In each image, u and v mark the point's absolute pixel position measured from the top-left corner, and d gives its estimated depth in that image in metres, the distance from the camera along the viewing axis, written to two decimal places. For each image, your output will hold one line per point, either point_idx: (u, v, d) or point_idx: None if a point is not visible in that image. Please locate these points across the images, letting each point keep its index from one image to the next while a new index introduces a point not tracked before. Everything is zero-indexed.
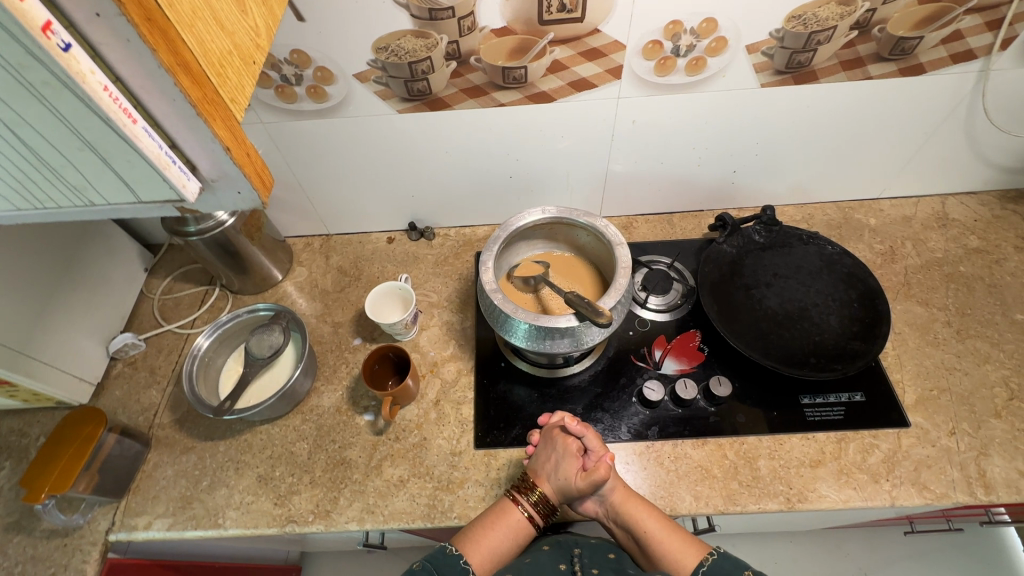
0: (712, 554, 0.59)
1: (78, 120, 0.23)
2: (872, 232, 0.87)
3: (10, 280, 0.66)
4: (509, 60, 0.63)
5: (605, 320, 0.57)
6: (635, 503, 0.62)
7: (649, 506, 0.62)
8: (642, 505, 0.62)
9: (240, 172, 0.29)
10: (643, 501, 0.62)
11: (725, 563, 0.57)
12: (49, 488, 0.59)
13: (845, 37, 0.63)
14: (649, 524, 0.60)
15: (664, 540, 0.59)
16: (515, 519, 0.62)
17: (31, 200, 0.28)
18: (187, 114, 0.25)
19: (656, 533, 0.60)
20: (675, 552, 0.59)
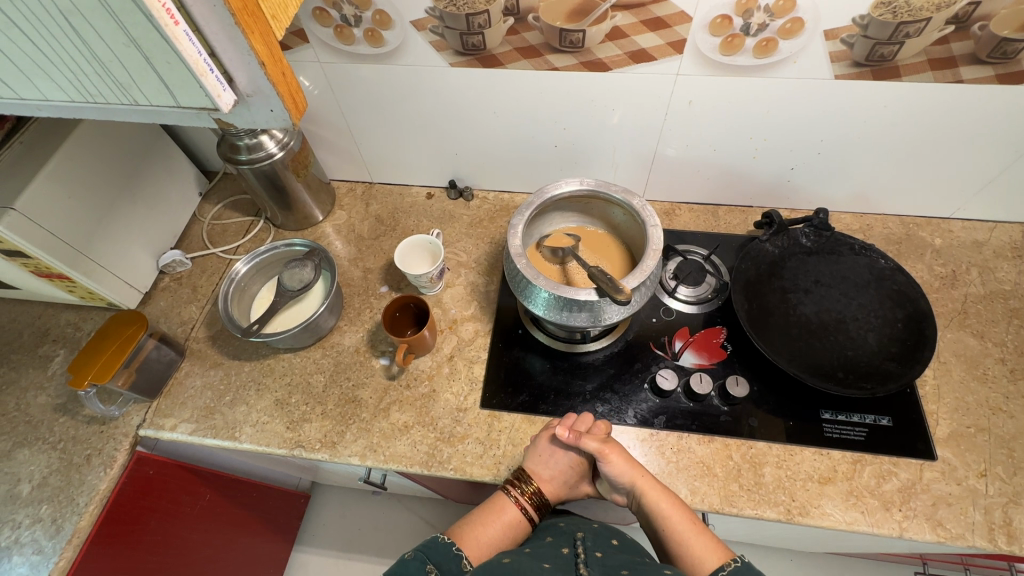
0: (735, 560, 0.53)
1: (125, 16, 0.24)
2: (934, 252, 0.81)
3: (81, 185, 0.71)
4: (569, 21, 0.61)
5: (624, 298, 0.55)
6: (662, 493, 0.59)
7: (676, 503, 0.59)
8: (667, 498, 0.59)
9: (273, 90, 0.30)
10: (662, 500, 0.59)
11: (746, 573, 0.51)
12: (92, 378, 0.65)
13: (939, 32, 0.57)
14: (675, 518, 0.57)
15: (688, 535, 0.56)
16: (510, 515, 0.63)
17: (82, 93, 0.29)
18: (226, 22, 0.26)
19: (681, 526, 0.57)
20: (694, 555, 0.55)
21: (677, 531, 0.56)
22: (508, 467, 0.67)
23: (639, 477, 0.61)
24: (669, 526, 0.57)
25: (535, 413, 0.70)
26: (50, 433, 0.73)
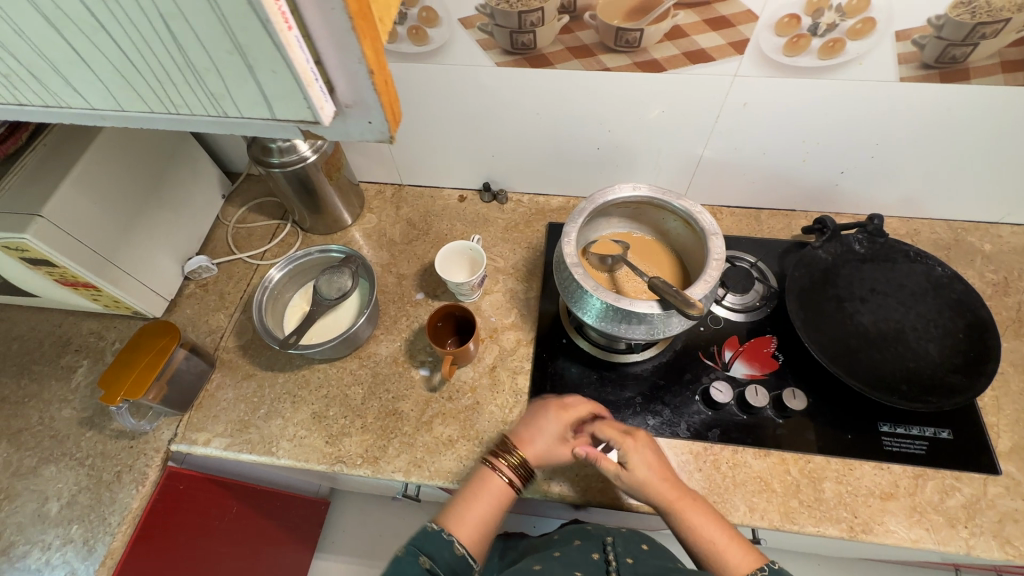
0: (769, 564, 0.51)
1: (236, 21, 0.22)
2: (984, 258, 0.79)
3: (108, 190, 0.68)
4: (626, 21, 0.58)
5: (695, 313, 0.53)
6: (686, 499, 0.57)
7: (702, 508, 0.56)
8: (692, 501, 0.56)
9: (377, 100, 0.27)
10: (691, 502, 0.56)
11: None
12: (125, 393, 0.62)
13: (1016, 33, 0.55)
14: (702, 522, 0.55)
15: (717, 541, 0.54)
16: (495, 486, 0.59)
17: (165, 103, 0.26)
18: (341, 28, 0.23)
19: (711, 530, 0.54)
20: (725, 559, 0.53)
21: (706, 539, 0.54)
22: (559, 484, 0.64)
23: (661, 483, 0.57)
24: (697, 530, 0.54)
25: None
26: (77, 448, 0.70)
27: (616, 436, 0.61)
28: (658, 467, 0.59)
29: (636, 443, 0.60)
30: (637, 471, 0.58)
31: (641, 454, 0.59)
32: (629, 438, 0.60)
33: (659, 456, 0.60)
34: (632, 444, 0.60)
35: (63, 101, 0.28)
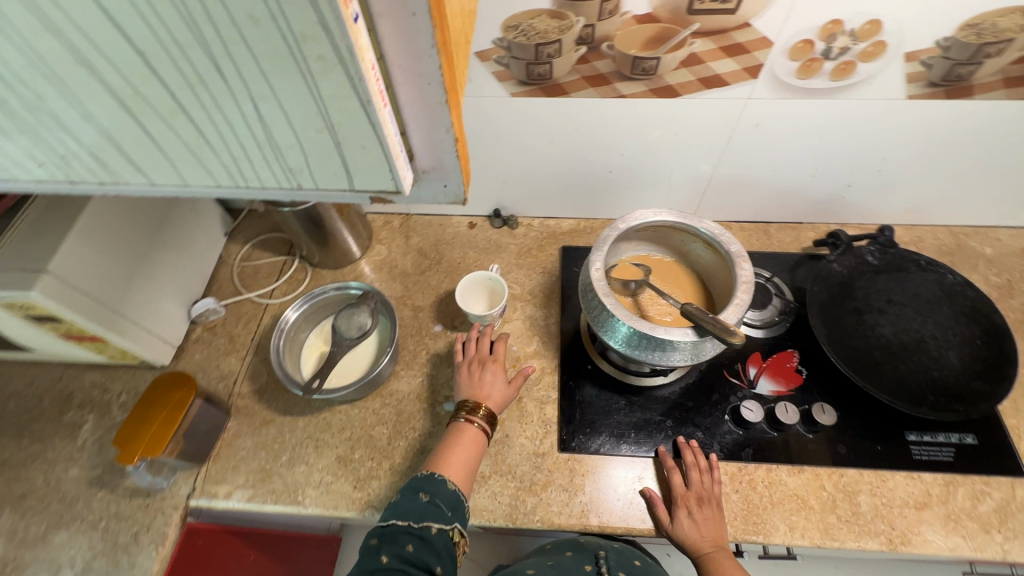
0: None
1: (334, 102, 0.21)
2: (987, 262, 0.81)
3: (114, 239, 0.65)
4: (644, 49, 0.59)
5: (734, 341, 0.53)
6: (723, 558, 0.58)
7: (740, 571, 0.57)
8: (728, 562, 0.58)
9: (458, 166, 0.26)
10: (728, 567, 0.57)
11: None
12: (143, 452, 0.59)
13: (1019, 51, 0.57)
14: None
15: None
16: (471, 435, 0.61)
17: (236, 176, 0.25)
18: (434, 100, 0.22)
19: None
20: None
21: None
22: (597, 515, 0.63)
23: (702, 546, 0.59)
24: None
25: (617, 454, 0.67)
26: (88, 511, 0.66)
27: (680, 491, 0.62)
28: (708, 530, 0.60)
29: (694, 504, 0.61)
30: (680, 533, 0.60)
31: (695, 521, 0.60)
32: (691, 499, 0.61)
33: (716, 516, 0.61)
34: (689, 505, 0.60)
35: (125, 175, 0.27)
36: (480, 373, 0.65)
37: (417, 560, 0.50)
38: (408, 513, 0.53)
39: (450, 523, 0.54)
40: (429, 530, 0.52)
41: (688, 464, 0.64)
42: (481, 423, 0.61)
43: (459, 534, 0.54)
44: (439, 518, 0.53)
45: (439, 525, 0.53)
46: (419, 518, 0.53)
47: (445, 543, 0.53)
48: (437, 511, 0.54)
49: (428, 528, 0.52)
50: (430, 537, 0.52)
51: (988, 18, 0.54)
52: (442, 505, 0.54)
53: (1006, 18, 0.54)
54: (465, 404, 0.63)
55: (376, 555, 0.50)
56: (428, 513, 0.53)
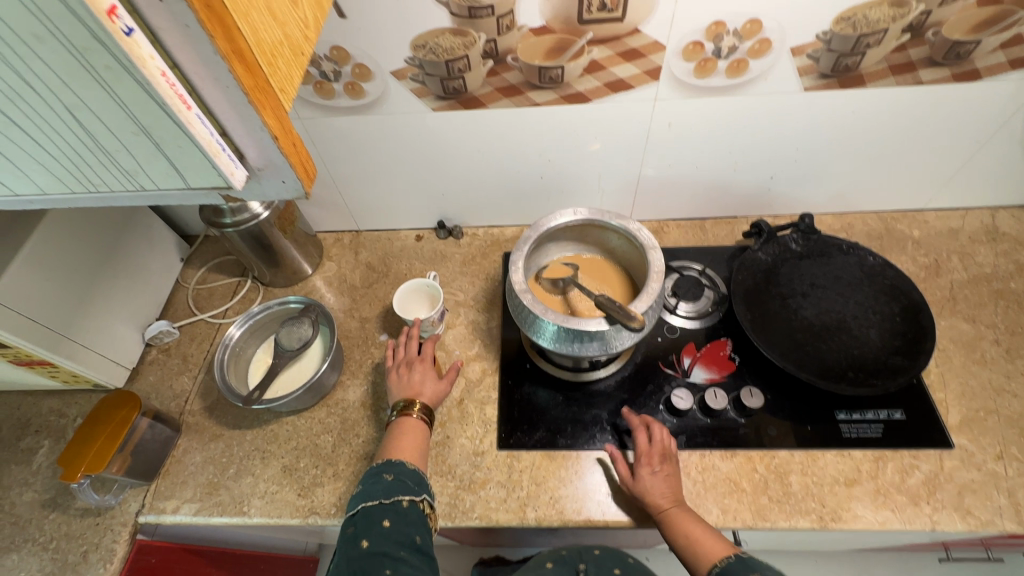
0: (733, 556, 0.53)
1: (135, 105, 0.24)
2: (915, 243, 0.84)
3: (60, 265, 0.68)
4: (547, 59, 0.63)
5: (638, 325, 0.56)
6: (684, 511, 0.58)
7: (704, 525, 0.57)
8: (691, 514, 0.58)
9: (286, 162, 0.29)
10: (689, 514, 0.58)
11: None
12: (85, 468, 0.61)
13: (897, 40, 0.61)
14: (698, 533, 0.55)
15: (702, 549, 0.54)
16: (412, 425, 0.62)
17: (85, 181, 0.29)
18: (238, 101, 0.26)
19: (701, 543, 0.55)
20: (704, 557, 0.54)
21: (692, 552, 0.55)
22: (534, 508, 0.65)
23: (664, 500, 0.59)
24: (688, 536, 0.56)
25: (555, 448, 0.69)
26: (40, 533, 0.68)
27: (642, 448, 0.63)
28: (669, 486, 0.60)
29: (654, 461, 0.62)
30: (642, 488, 0.60)
31: (657, 476, 0.61)
32: (653, 457, 0.62)
33: (674, 472, 0.62)
34: (651, 462, 0.62)
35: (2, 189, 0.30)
36: (408, 375, 0.66)
37: (397, 534, 0.50)
38: (376, 493, 0.52)
39: (420, 495, 0.54)
40: (402, 504, 0.52)
41: (651, 424, 0.66)
42: (418, 414, 0.63)
43: (430, 505, 0.54)
44: (408, 491, 0.53)
45: (409, 497, 0.53)
46: (388, 495, 0.52)
47: (419, 514, 0.53)
48: (404, 487, 0.53)
49: (400, 503, 0.52)
50: (403, 511, 0.52)
51: (858, 11, 0.57)
52: (408, 481, 0.54)
53: (876, 10, 0.57)
54: (400, 404, 0.64)
55: (355, 541, 0.49)
56: (396, 489, 0.53)
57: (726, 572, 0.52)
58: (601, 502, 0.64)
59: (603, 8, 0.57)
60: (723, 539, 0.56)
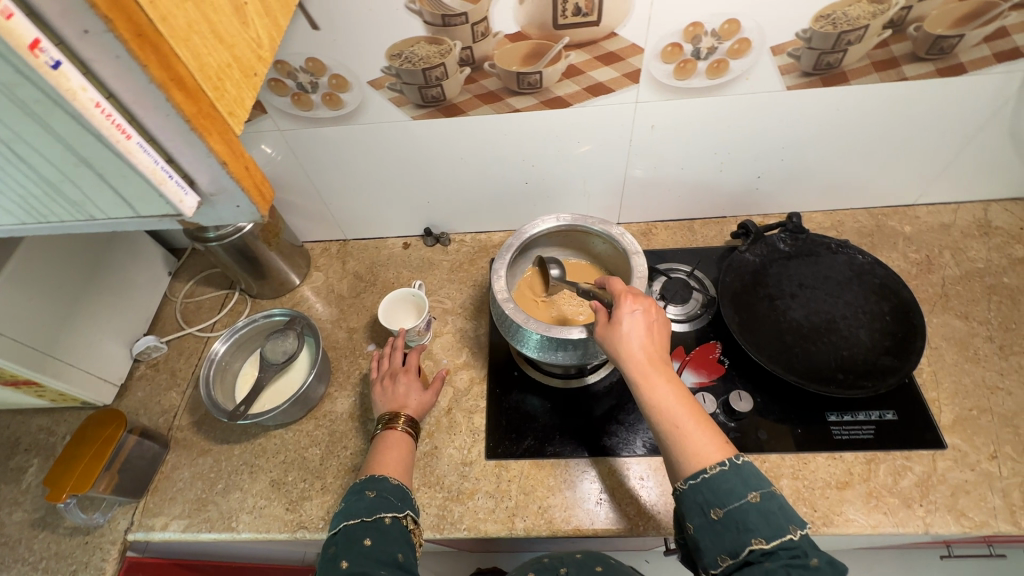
0: (721, 465, 0.44)
1: (72, 137, 0.23)
2: (906, 240, 0.83)
3: (44, 284, 0.68)
4: (524, 65, 0.62)
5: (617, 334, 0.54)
6: (672, 390, 0.48)
7: (693, 408, 0.48)
8: (679, 391, 0.49)
9: (238, 186, 0.29)
10: (667, 374, 0.49)
11: (691, 496, 0.44)
12: (71, 488, 0.61)
13: (878, 36, 0.60)
14: (689, 425, 0.46)
15: (686, 427, 0.46)
16: (396, 438, 0.62)
17: (35, 213, 0.28)
18: (181, 129, 0.25)
19: (690, 434, 0.46)
20: (693, 443, 0.46)
21: (675, 416, 0.47)
22: (522, 518, 0.64)
23: (646, 347, 0.51)
24: (676, 425, 0.47)
25: (543, 456, 0.68)
26: (29, 553, 0.67)
27: (620, 289, 0.55)
28: (653, 338, 0.52)
29: (636, 301, 0.53)
30: (620, 332, 0.52)
31: (637, 319, 0.52)
32: (632, 297, 0.54)
33: (663, 353, 0.52)
34: (630, 302, 0.53)
35: None
36: (393, 386, 0.66)
37: (378, 553, 0.49)
38: (358, 511, 0.52)
39: (403, 511, 0.53)
40: (384, 522, 0.51)
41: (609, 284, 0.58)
42: (403, 427, 0.62)
43: (413, 520, 0.54)
44: (391, 508, 0.53)
45: (392, 514, 0.52)
46: (371, 512, 0.52)
47: (402, 530, 0.52)
48: (387, 503, 0.53)
49: (382, 520, 0.51)
50: (386, 529, 0.51)
51: (837, 8, 0.56)
52: (391, 497, 0.54)
53: (855, 7, 0.57)
54: (385, 416, 0.64)
55: (334, 562, 0.48)
56: (379, 505, 0.52)
57: (709, 479, 0.44)
58: (590, 510, 0.64)
59: (578, 12, 0.56)
60: (721, 437, 0.47)
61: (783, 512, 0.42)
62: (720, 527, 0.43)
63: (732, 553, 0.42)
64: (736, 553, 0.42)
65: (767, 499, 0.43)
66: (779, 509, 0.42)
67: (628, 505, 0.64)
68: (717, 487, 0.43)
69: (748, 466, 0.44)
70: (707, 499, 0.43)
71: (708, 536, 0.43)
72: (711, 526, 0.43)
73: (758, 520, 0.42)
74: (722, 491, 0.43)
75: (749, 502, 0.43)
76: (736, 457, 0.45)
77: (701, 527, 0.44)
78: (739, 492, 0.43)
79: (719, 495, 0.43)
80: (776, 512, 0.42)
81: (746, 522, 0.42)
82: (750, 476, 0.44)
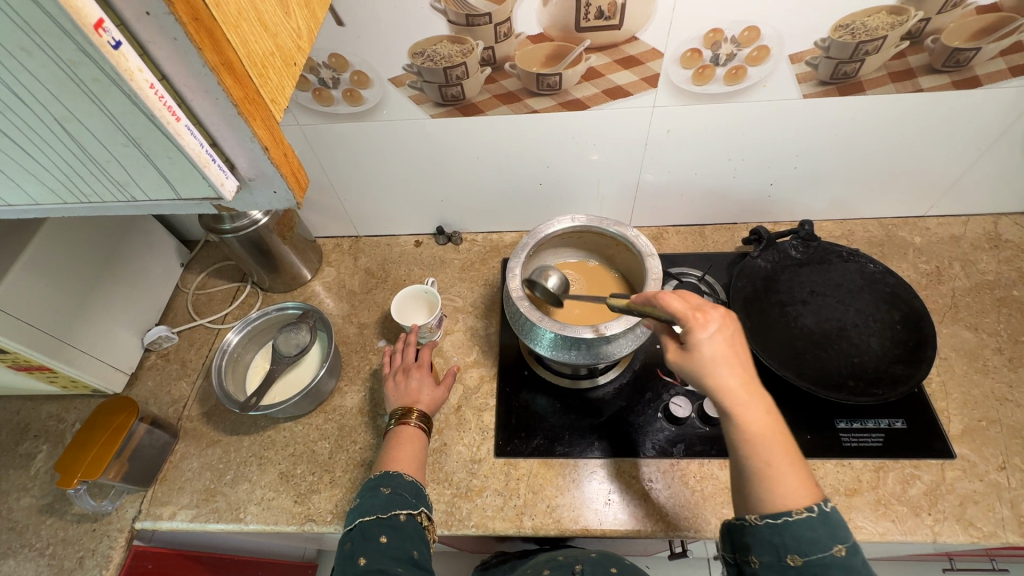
0: (812, 511, 0.41)
1: (124, 116, 0.24)
2: (916, 250, 0.84)
3: (62, 270, 0.68)
4: (545, 66, 0.63)
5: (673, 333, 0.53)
6: (764, 418, 0.45)
7: (786, 441, 0.44)
8: (770, 423, 0.45)
9: (277, 172, 0.29)
10: (758, 401, 0.46)
11: (767, 536, 0.42)
12: (82, 474, 0.60)
13: (895, 48, 0.61)
14: (781, 463, 0.43)
15: (779, 464, 0.43)
16: (409, 434, 0.62)
17: (78, 191, 0.29)
18: (228, 113, 0.25)
19: (780, 475, 0.43)
20: (785, 483, 0.42)
21: (767, 452, 0.43)
22: (530, 516, 0.64)
23: (733, 371, 0.46)
24: (767, 464, 0.43)
25: (552, 455, 0.69)
26: (36, 538, 0.67)
27: (684, 309, 0.50)
28: (737, 357, 0.48)
29: (710, 320, 0.48)
30: (702, 360, 0.47)
31: (717, 337, 0.48)
32: (702, 315, 0.49)
33: (752, 373, 0.47)
34: (702, 322, 0.48)
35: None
36: (405, 382, 0.66)
37: (395, 550, 0.49)
38: (373, 508, 0.52)
39: (417, 508, 0.53)
40: (399, 519, 0.51)
41: (666, 294, 0.52)
42: (416, 422, 0.63)
43: (427, 517, 0.54)
44: (405, 505, 0.53)
45: (407, 511, 0.52)
46: (385, 509, 0.52)
47: (416, 527, 0.52)
48: (402, 500, 0.53)
49: (397, 517, 0.51)
50: (401, 526, 0.51)
51: (857, 18, 0.57)
52: (406, 494, 0.54)
53: (874, 17, 0.57)
54: (397, 411, 0.64)
55: (352, 559, 0.48)
56: (393, 503, 0.52)
57: (794, 526, 0.41)
58: (598, 510, 0.64)
59: (600, 16, 0.57)
60: (808, 475, 0.43)
61: (864, 566, 0.41)
62: (793, 571, 0.41)
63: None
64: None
65: (853, 555, 0.40)
66: (860, 566, 0.41)
67: (636, 507, 0.64)
68: (800, 535, 0.41)
69: (836, 514, 0.41)
70: (786, 543, 0.41)
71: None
72: (781, 566, 0.42)
73: (838, 574, 0.40)
74: (806, 540, 0.40)
75: (833, 556, 0.40)
76: (825, 503, 0.42)
77: (768, 564, 0.42)
78: (825, 544, 0.40)
79: (801, 543, 0.41)
80: (858, 567, 0.40)
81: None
82: (838, 529, 0.41)
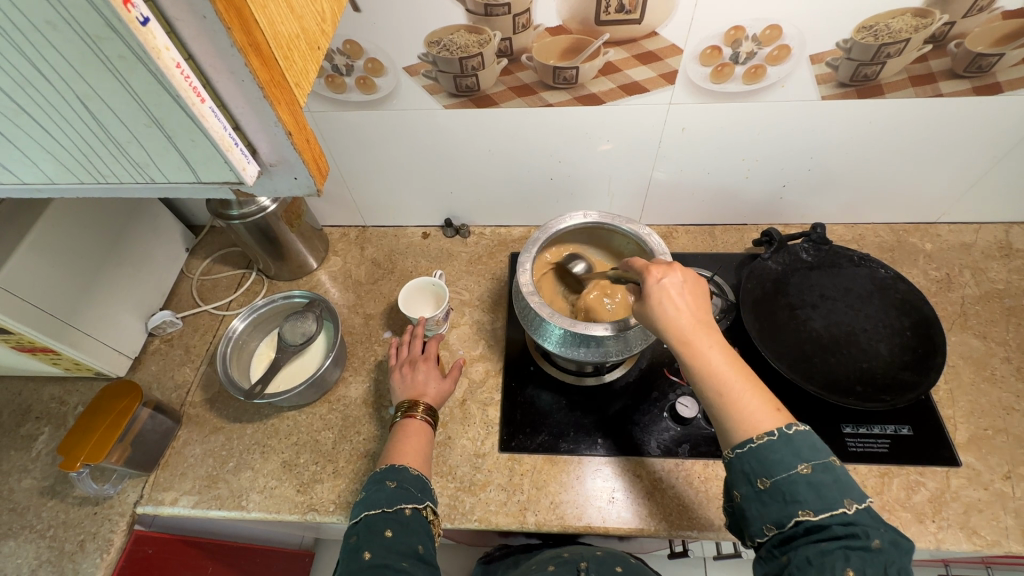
0: (772, 434, 0.42)
1: (148, 95, 0.23)
2: (927, 257, 0.84)
3: (67, 251, 0.67)
4: (562, 59, 0.62)
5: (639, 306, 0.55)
6: (724, 353, 0.46)
7: (744, 374, 0.45)
8: (732, 358, 0.46)
9: (299, 158, 0.28)
10: (715, 337, 0.47)
11: (737, 465, 0.43)
12: (85, 458, 0.60)
13: (918, 50, 0.60)
14: (740, 395, 0.44)
15: (737, 394, 0.44)
16: (414, 427, 0.61)
17: (95, 171, 0.29)
18: (253, 96, 0.25)
19: (742, 407, 0.44)
20: (750, 412, 0.44)
21: (725, 385, 0.45)
22: (534, 512, 0.64)
23: (692, 313, 0.48)
24: (725, 396, 0.44)
25: (557, 452, 0.68)
26: (38, 520, 0.67)
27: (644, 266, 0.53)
28: (690, 302, 0.49)
29: (662, 271, 0.50)
30: (659, 305, 0.49)
31: (672, 288, 0.49)
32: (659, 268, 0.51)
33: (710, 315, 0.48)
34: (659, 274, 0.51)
35: (14, 179, 0.31)
36: (412, 374, 0.66)
37: (400, 545, 0.49)
38: (378, 501, 0.51)
39: (423, 503, 0.53)
40: (405, 513, 0.51)
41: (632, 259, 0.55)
42: (422, 415, 0.62)
43: (433, 512, 0.54)
44: (410, 499, 0.52)
45: (412, 506, 0.52)
46: (391, 503, 0.51)
47: (422, 522, 0.52)
48: (408, 494, 0.53)
49: (403, 511, 0.51)
50: (406, 520, 0.51)
51: (881, 19, 0.56)
52: (411, 488, 0.54)
53: (898, 19, 0.56)
54: (404, 404, 0.63)
55: (357, 553, 0.48)
56: (399, 497, 0.52)
57: (757, 448, 0.42)
58: (602, 508, 0.64)
59: (621, 9, 0.56)
60: (776, 403, 0.44)
61: (838, 484, 0.40)
62: (767, 496, 0.41)
63: (778, 523, 0.41)
64: (782, 525, 0.41)
65: (820, 472, 0.40)
66: (833, 484, 0.40)
67: (639, 506, 0.63)
68: (764, 457, 0.42)
69: (802, 435, 0.42)
70: (753, 468, 0.42)
71: (755, 506, 0.42)
72: (756, 495, 0.42)
73: (808, 493, 0.40)
74: (769, 461, 0.41)
75: (799, 474, 0.41)
76: (789, 426, 0.42)
77: (748, 495, 0.43)
78: (788, 462, 0.41)
79: (765, 466, 0.41)
80: (828, 485, 0.40)
81: (795, 495, 0.40)
82: (802, 447, 0.41)
